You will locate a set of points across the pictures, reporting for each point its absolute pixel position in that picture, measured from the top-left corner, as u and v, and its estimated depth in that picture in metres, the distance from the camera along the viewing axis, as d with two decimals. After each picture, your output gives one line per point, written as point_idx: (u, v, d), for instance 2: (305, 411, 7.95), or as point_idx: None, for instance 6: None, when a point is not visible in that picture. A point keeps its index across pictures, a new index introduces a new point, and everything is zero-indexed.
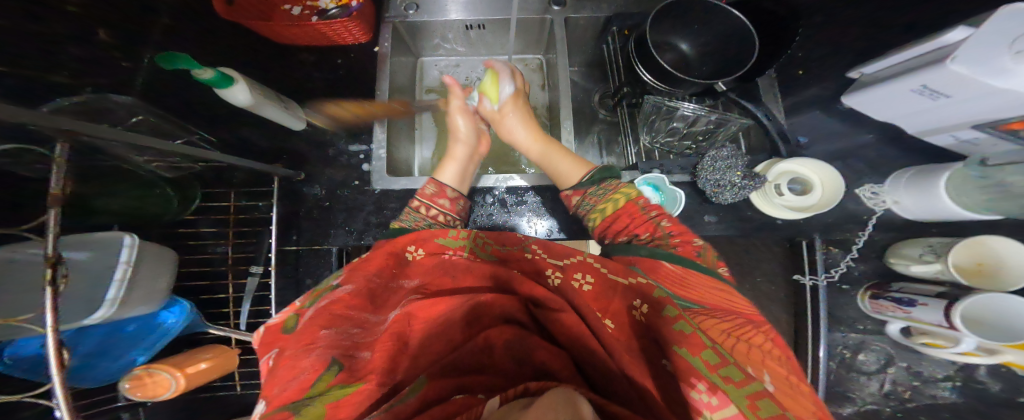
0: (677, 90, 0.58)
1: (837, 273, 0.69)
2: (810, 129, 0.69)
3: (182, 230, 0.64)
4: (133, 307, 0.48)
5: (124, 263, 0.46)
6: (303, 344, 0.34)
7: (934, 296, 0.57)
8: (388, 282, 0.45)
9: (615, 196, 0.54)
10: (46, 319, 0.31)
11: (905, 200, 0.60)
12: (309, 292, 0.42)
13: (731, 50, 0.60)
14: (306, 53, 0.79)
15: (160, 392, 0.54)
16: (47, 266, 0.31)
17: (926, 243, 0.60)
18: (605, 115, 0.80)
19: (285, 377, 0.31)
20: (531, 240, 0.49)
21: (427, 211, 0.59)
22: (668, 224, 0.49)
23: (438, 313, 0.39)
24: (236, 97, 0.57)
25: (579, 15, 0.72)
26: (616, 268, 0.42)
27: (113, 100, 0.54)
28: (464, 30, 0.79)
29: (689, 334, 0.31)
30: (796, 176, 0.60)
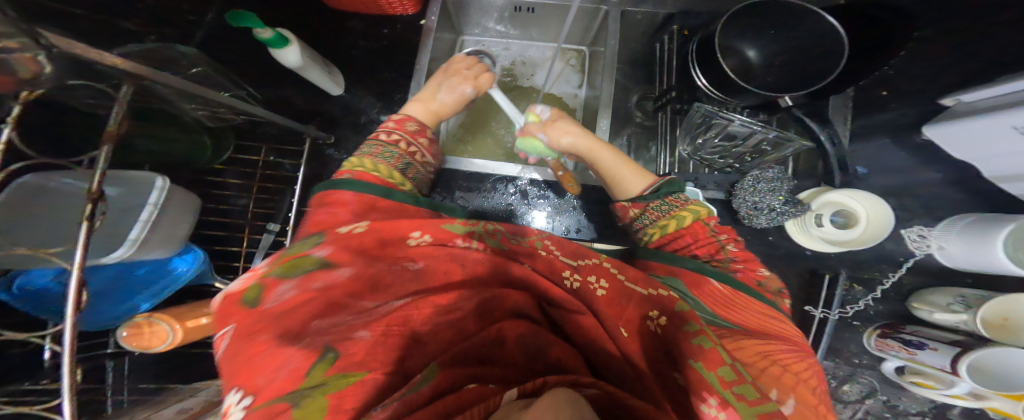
0: (733, 100, 0.56)
1: (851, 309, 0.66)
2: (871, 159, 0.62)
3: (210, 178, 0.62)
4: (151, 249, 0.46)
5: (151, 205, 0.42)
6: (292, 332, 0.29)
7: (946, 343, 0.53)
8: (391, 266, 0.37)
9: (681, 213, 0.48)
10: (76, 254, 0.27)
11: (952, 247, 0.53)
12: (276, 256, 0.34)
13: (809, 65, 0.57)
14: (356, 20, 0.78)
15: (155, 344, 0.51)
16: (87, 202, 0.28)
17: (959, 293, 0.55)
18: (641, 117, 0.75)
19: (269, 367, 0.26)
20: (544, 235, 0.43)
21: (405, 147, 0.57)
22: (734, 249, 0.45)
23: (449, 301, 0.36)
24: (287, 58, 0.57)
25: (637, 9, 0.71)
26: (636, 276, 0.38)
27: (177, 49, 0.58)
28: (512, 11, 0.77)
29: (708, 349, 0.29)
30: (842, 209, 0.57)
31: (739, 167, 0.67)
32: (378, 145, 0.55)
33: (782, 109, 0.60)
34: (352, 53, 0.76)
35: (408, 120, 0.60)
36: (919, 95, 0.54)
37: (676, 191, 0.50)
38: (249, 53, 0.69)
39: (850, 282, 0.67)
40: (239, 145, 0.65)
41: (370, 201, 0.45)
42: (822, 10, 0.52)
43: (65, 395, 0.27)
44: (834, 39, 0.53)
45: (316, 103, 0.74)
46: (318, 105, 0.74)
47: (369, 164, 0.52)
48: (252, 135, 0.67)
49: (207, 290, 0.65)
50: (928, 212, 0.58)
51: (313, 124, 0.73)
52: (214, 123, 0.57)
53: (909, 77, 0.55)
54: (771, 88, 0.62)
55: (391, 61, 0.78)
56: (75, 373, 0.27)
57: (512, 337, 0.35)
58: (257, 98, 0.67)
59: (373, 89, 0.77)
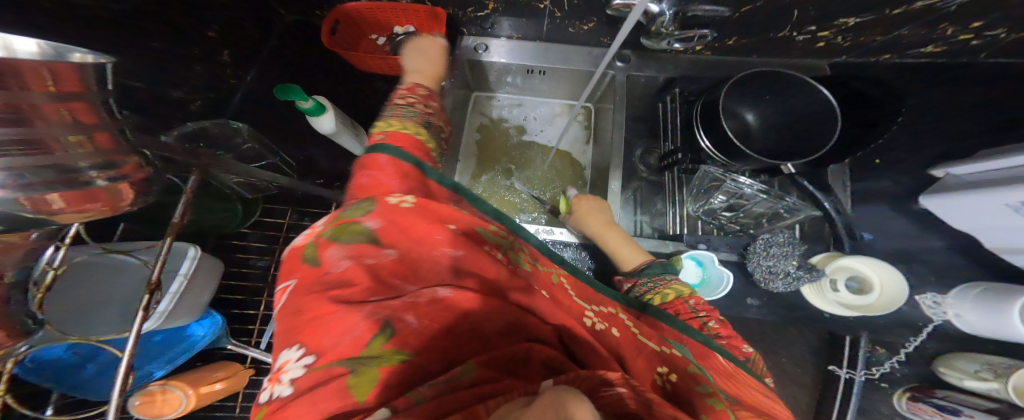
0: (736, 164, 0.59)
1: (878, 372, 0.63)
2: (874, 225, 0.61)
3: (233, 243, 0.61)
4: (176, 318, 0.47)
5: (181, 275, 0.45)
6: (353, 301, 0.33)
7: (983, 411, 0.50)
8: (429, 251, 0.39)
9: (665, 290, 0.52)
10: (131, 339, 0.33)
11: (966, 315, 0.50)
12: (332, 216, 0.40)
13: (809, 135, 0.59)
14: (381, 82, 0.84)
15: (166, 411, 0.51)
16: (147, 291, 0.36)
17: (986, 360, 0.52)
18: (646, 172, 0.74)
19: (336, 330, 0.30)
20: (560, 272, 0.46)
21: (422, 107, 0.62)
22: (716, 326, 0.47)
23: (487, 308, 0.36)
24: (323, 125, 0.61)
25: (641, 73, 0.75)
26: (649, 333, 0.41)
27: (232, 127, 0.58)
28: (525, 74, 0.83)
29: (718, 409, 0.30)
30: (854, 274, 0.57)
31: (753, 231, 0.67)
32: (398, 107, 0.60)
33: (784, 173, 0.60)
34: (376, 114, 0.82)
35: (418, 87, 0.65)
36: (914, 164, 0.56)
37: (666, 272, 0.56)
38: None
39: (873, 345, 0.64)
40: (266, 208, 0.65)
41: (404, 168, 0.48)
42: (817, 83, 0.55)
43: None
44: (830, 115, 0.56)
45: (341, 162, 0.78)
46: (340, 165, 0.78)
47: (397, 123, 0.57)
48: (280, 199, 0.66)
49: (218, 351, 0.64)
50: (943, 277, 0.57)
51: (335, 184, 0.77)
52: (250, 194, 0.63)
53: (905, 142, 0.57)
54: (773, 154, 0.63)
55: None
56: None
57: (541, 361, 0.32)
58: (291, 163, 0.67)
59: None
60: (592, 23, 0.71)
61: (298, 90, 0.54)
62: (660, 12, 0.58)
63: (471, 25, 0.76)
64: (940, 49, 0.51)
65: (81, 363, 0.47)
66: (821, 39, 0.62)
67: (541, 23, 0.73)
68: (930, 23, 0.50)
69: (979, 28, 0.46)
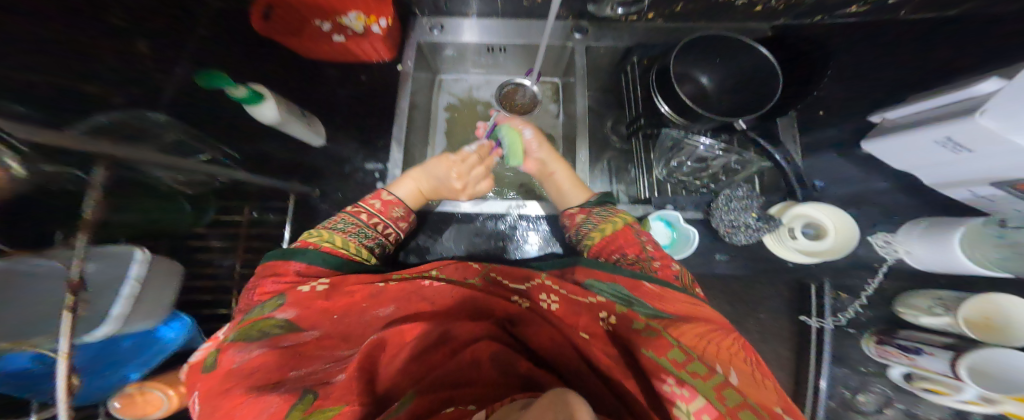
0: (695, 125, 0.59)
1: (843, 318, 0.65)
2: (826, 173, 0.64)
3: (194, 243, 0.64)
4: (136, 321, 0.46)
5: (133, 279, 0.43)
6: (268, 382, 0.32)
7: (942, 347, 0.52)
8: (360, 317, 0.41)
9: (614, 218, 0.58)
10: (60, 344, 0.31)
11: (917, 250, 0.54)
12: (233, 323, 0.39)
13: (754, 89, 0.60)
14: (331, 68, 0.80)
15: (149, 411, 0.52)
16: (69, 292, 0.34)
17: (937, 295, 0.55)
18: (618, 142, 0.76)
19: (245, 419, 0.28)
20: (489, 268, 0.50)
21: (381, 230, 0.60)
22: (652, 249, 0.52)
23: (411, 337, 0.38)
24: (264, 114, 0.60)
25: (599, 43, 0.73)
26: (576, 288, 0.44)
27: (150, 119, 0.56)
28: (485, 52, 0.81)
29: (656, 338, 0.35)
30: (810, 220, 0.59)
31: (715, 187, 0.69)
32: (355, 224, 0.56)
33: (739, 130, 0.59)
34: (332, 102, 0.80)
35: (396, 205, 0.63)
36: None
37: (608, 201, 0.64)
38: None
39: (836, 291, 0.66)
40: (221, 206, 0.66)
41: (319, 271, 0.46)
42: (752, 41, 0.56)
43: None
44: (768, 72, 0.57)
45: (299, 154, 0.77)
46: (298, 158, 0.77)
47: (338, 240, 0.52)
48: (236, 194, 0.68)
49: None
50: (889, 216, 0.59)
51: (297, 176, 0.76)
52: (194, 191, 0.61)
53: (853, 91, 0.57)
54: (732, 112, 0.62)
55: (370, 107, 0.82)
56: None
57: (487, 358, 0.37)
58: (237, 158, 0.69)
59: (355, 137, 0.81)
60: None
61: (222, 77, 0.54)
62: None
63: (423, 5, 0.75)
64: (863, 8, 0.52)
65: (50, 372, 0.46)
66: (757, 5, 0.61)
67: None
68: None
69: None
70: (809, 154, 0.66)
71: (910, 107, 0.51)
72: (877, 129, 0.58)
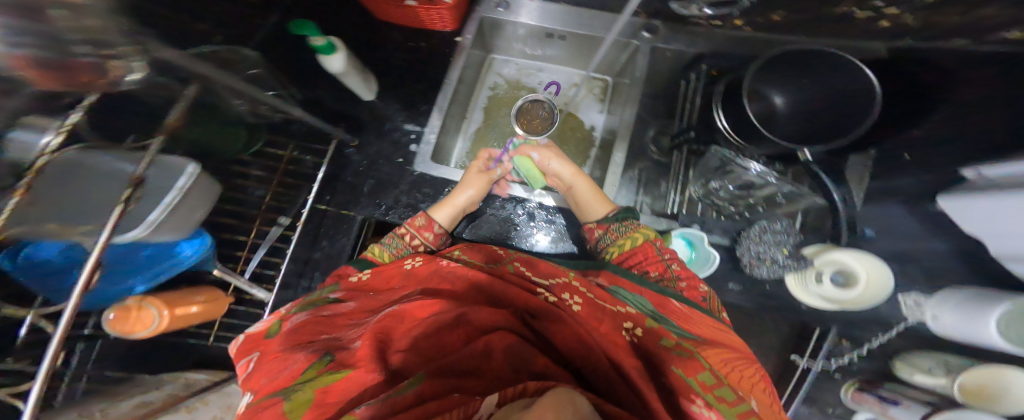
0: (751, 148, 0.56)
1: (835, 363, 0.63)
2: (881, 222, 0.60)
3: (236, 168, 0.62)
4: (164, 232, 0.43)
5: (177, 189, 0.41)
6: (299, 343, 0.38)
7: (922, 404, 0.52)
8: (389, 297, 0.47)
9: (635, 234, 0.56)
10: (103, 234, 0.28)
11: (944, 316, 0.50)
12: (297, 300, 0.46)
13: (835, 116, 0.55)
14: (395, 32, 0.78)
15: (137, 329, 0.48)
16: (131, 187, 0.30)
17: (943, 358, 0.51)
18: (656, 153, 0.73)
19: (274, 369, 0.35)
20: (514, 259, 0.52)
21: (410, 239, 0.61)
22: (678, 267, 0.51)
23: (430, 313, 0.39)
24: (331, 64, 0.59)
25: (669, 46, 0.70)
26: (603, 295, 0.44)
27: (242, 53, 0.57)
28: (543, 37, 0.78)
29: (688, 357, 0.34)
30: (845, 268, 0.58)
31: (749, 216, 0.68)
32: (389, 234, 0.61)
33: (802, 161, 0.55)
34: (384, 59, 0.77)
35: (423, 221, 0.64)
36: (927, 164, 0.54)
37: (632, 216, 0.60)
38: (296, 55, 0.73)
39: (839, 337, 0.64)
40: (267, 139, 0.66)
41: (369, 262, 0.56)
42: (860, 63, 0.49)
43: (40, 376, 0.27)
44: (864, 95, 0.50)
45: (347, 105, 0.76)
46: (346, 107, 0.76)
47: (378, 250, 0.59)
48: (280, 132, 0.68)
49: (203, 276, 0.63)
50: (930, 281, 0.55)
51: (340, 126, 0.75)
52: (256, 120, 0.60)
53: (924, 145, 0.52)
54: (795, 139, 0.60)
55: (424, 73, 0.78)
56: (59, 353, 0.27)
57: (500, 349, 0.34)
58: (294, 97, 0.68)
59: (399, 97, 0.77)
60: None
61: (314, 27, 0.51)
62: None
63: None
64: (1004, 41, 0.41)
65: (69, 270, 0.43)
66: (884, 18, 0.50)
67: None
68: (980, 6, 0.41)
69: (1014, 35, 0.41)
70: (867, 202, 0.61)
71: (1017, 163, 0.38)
72: (964, 185, 0.45)
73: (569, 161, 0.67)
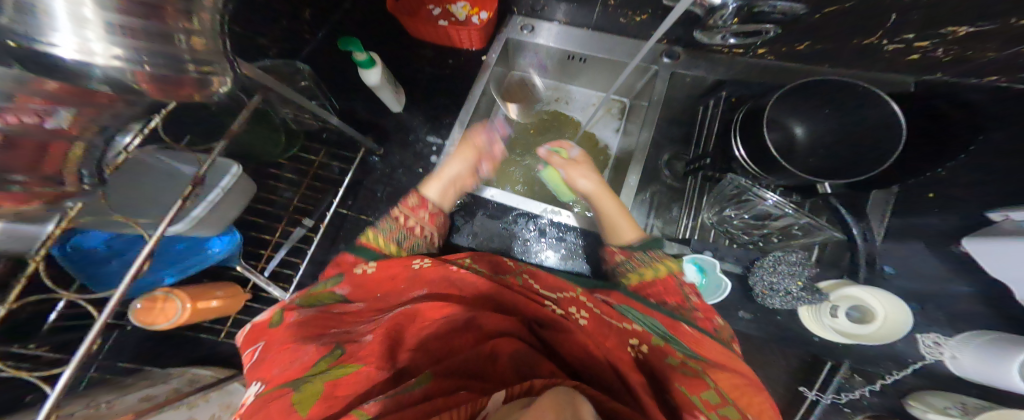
0: (767, 177, 0.57)
1: (846, 398, 0.62)
2: (902, 261, 0.59)
3: (269, 170, 0.65)
4: (199, 228, 0.45)
5: (220, 188, 0.43)
6: (308, 335, 0.37)
7: None
8: (396, 296, 0.46)
9: (660, 265, 0.56)
10: (161, 226, 0.31)
11: (962, 357, 0.49)
12: (303, 293, 0.46)
13: (858, 150, 0.57)
14: (426, 48, 0.81)
15: (158, 321, 0.49)
16: (191, 185, 0.34)
17: (959, 399, 0.50)
18: (669, 178, 0.74)
19: (285, 360, 0.34)
20: (522, 271, 0.53)
21: (403, 220, 0.62)
22: (697, 300, 0.52)
23: (440, 316, 0.39)
24: (369, 78, 0.63)
25: (687, 72, 0.71)
26: (610, 313, 0.44)
27: (296, 67, 0.68)
28: (565, 59, 0.81)
29: (691, 377, 0.35)
30: (860, 304, 0.57)
31: (763, 246, 0.68)
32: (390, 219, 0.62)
33: (820, 193, 0.57)
34: (415, 73, 0.80)
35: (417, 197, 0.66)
36: (956, 204, 0.52)
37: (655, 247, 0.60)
38: (334, 65, 0.77)
39: (851, 371, 0.63)
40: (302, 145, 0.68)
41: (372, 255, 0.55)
42: (886, 96, 0.50)
43: (75, 360, 0.27)
44: (891, 134, 0.52)
45: (377, 114, 0.78)
46: (375, 116, 0.78)
47: (376, 237, 0.59)
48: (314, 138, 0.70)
49: (223, 271, 0.64)
50: (950, 323, 0.52)
51: (368, 133, 0.77)
52: (296, 126, 0.65)
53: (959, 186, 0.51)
54: (811, 172, 0.62)
55: (451, 88, 0.81)
56: (96, 341, 0.28)
57: (508, 353, 0.35)
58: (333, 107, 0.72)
59: (425, 110, 0.80)
60: (646, 15, 0.70)
61: (360, 43, 0.54)
62: (722, 4, 0.55)
63: (522, 6, 0.78)
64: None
65: (112, 257, 0.47)
66: (915, 52, 0.51)
67: (592, 10, 0.74)
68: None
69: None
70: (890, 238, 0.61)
71: None
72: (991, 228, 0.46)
73: (597, 178, 0.67)
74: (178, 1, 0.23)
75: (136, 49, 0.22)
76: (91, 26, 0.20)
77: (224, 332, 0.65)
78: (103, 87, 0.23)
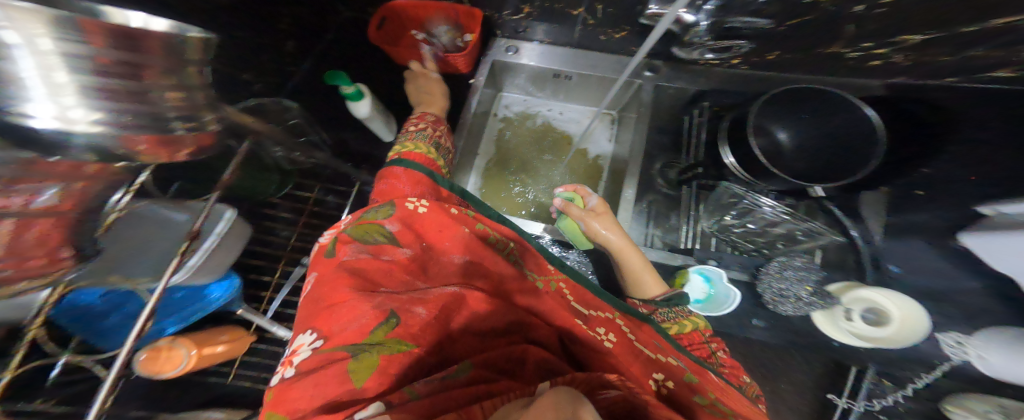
0: (760, 183, 0.56)
1: (879, 405, 0.58)
2: (905, 257, 0.57)
3: (264, 211, 0.65)
4: (198, 276, 0.46)
5: (216, 234, 0.44)
6: (364, 290, 0.36)
7: None
8: (441, 256, 0.43)
9: (682, 321, 0.53)
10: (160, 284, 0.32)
11: (992, 356, 0.46)
12: (355, 218, 0.43)
13: (841, 147, 0.56)
14: None
15: (166, 369, 0.50)
16: (188, 239, 0.35)
17: (998, 401, 0.47)
18: (665, 186, 0.72)
19: (344, 318, 0.33)
20: (559, 276, 0.46)
21: (431, 130, 0.62)
22: (723, 356, 0.51)
23: (488, 310, 0.39)
24: (358, 109, 0.65)
25: (670, 84, 0.73)
26: (642, 337, 0.42)
27: (284, 104, 0.66)
28: (552, 78, 0.82)
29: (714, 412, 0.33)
30: (875, 306, 0.54)
31: (768, 253, 0.65)
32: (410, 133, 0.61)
33: (813, 196, 0.55)
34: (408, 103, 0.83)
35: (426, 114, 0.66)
36: (954, 196, 0.50)
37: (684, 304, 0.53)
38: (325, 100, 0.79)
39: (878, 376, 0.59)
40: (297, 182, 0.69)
41: (417, 176, 0.51)
42: (863, 103, 0.51)
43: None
44: (869, 137, 0.52)
45: (369, 146, 0.80)
46: (369, 148, 0.80)
47: (410, 144, 0.58)
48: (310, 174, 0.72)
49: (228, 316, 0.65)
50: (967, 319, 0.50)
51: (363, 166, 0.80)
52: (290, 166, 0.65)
53: (953, 176, 0.50)
54: (804, 176, 0.61)
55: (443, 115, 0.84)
56: (106, 397, 0.29)
57: (536, 361, 0.35)
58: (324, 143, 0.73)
59: None
60: (625, 32, 0.71)
61: (344, 76, 0.57)
62: (695, 22, 0.62)
63: (504, 27, 0.78)
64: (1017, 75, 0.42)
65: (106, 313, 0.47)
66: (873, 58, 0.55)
67: (573, 30, 0.74)
68: (1010, 46, 0.40)
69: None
70: (890, 237, 0.59)
71: None
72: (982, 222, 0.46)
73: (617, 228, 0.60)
74: (159, 63, 0.24)
75: (120, 112, 0.23)
76: (67, 91, 0.20)
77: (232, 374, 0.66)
78: (89, 155, 0.23)
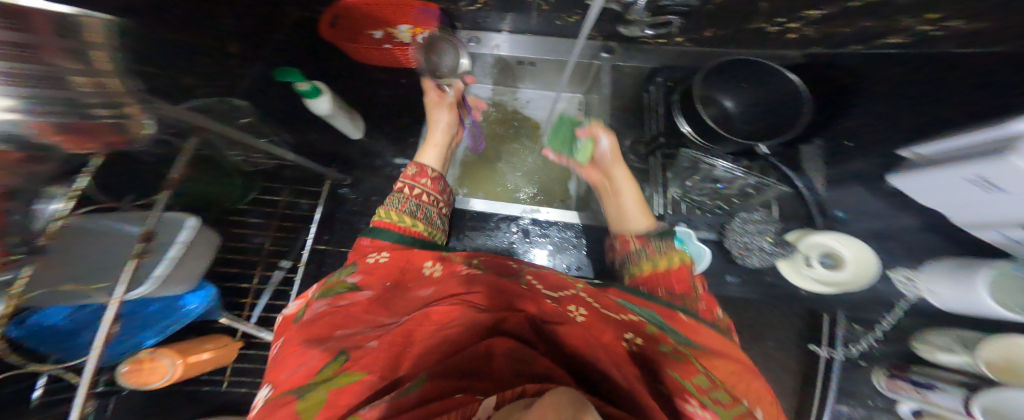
0: (716, 147, 0.59)
1: (855, 349, 0.60)
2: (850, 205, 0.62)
3: (232, 217, 0.68)
4: (167, 286, 0.47)
5: (180, 242, 0.46)
6: (319, 337, 0.36)
7: (954, 383, 0.47)
8: (404, 292, 0.43)
9: (671, 255, 0.53)
10: (118, 290, 0.34)
11: (938, 289, 0.50)
12: (320, 283, 0.44)
13: (775, 102, 0.59)
14: (377, 72, 0.87)
15: (152, 379, 0.52)
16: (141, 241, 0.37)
17: (956, 334, 0.49)
18: (635, 162, 0.75)
19: (294, 364, 0.33)
20: (526, 271, 0.47)
21: (422, 196, 0.65)
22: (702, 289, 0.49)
23: (450, 317, 0.37)
24: (319, 106, 0.67)
25: (625, 63, 0.75)
26: (609, 305, 0.40)
27: (232, 103, 0.65)
28: (515, 65, 0.84)
29: (684, 361, 0.31)
30: (830, 251, 0.58)
31: (729, 209, 0.68)
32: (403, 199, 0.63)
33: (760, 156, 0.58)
34: (373, 101, 0.86)
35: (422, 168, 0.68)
36: (884, 146, 0.53)
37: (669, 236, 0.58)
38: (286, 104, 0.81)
39: (848, 322, 0.61)
40: (265, 186, 0.73)
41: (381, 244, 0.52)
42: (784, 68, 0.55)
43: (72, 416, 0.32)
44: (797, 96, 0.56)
45: (339, 146, 0.83)
46: (339, 148, 0.83)
47: (395, 215, 0.59)
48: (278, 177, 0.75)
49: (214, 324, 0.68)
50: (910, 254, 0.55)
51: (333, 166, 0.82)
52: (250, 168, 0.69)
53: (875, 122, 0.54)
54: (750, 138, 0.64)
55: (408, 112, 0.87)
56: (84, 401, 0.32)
57: (500, 352, 0.34)
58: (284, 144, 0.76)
59: (386, 135, 0.85)
60: (579, 15, 0.73)
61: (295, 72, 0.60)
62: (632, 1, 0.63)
63: (464, 19, 0.79)
64: (905, 40, 0.45)
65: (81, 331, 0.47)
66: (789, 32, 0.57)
67: (530, 16, 0.75)
68: (888, 15, 0.45)
69: (935, 20, 0.41)
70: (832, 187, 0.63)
71: (947, 142, 0.43)
72: (907, 164, 0.50)
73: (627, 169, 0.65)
74: None
75: None
76: None
77: (225, 382, 0.67)
78: None
